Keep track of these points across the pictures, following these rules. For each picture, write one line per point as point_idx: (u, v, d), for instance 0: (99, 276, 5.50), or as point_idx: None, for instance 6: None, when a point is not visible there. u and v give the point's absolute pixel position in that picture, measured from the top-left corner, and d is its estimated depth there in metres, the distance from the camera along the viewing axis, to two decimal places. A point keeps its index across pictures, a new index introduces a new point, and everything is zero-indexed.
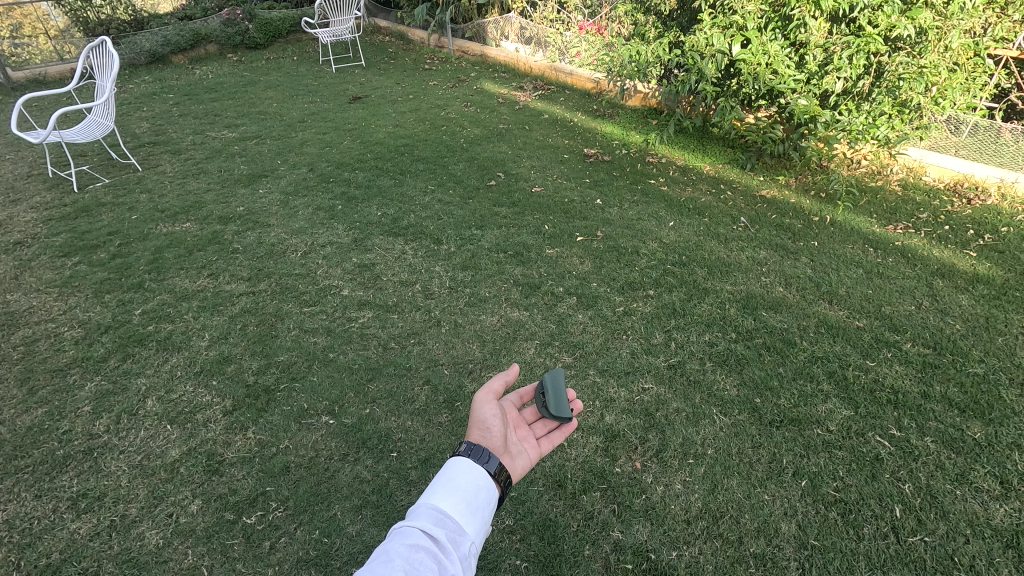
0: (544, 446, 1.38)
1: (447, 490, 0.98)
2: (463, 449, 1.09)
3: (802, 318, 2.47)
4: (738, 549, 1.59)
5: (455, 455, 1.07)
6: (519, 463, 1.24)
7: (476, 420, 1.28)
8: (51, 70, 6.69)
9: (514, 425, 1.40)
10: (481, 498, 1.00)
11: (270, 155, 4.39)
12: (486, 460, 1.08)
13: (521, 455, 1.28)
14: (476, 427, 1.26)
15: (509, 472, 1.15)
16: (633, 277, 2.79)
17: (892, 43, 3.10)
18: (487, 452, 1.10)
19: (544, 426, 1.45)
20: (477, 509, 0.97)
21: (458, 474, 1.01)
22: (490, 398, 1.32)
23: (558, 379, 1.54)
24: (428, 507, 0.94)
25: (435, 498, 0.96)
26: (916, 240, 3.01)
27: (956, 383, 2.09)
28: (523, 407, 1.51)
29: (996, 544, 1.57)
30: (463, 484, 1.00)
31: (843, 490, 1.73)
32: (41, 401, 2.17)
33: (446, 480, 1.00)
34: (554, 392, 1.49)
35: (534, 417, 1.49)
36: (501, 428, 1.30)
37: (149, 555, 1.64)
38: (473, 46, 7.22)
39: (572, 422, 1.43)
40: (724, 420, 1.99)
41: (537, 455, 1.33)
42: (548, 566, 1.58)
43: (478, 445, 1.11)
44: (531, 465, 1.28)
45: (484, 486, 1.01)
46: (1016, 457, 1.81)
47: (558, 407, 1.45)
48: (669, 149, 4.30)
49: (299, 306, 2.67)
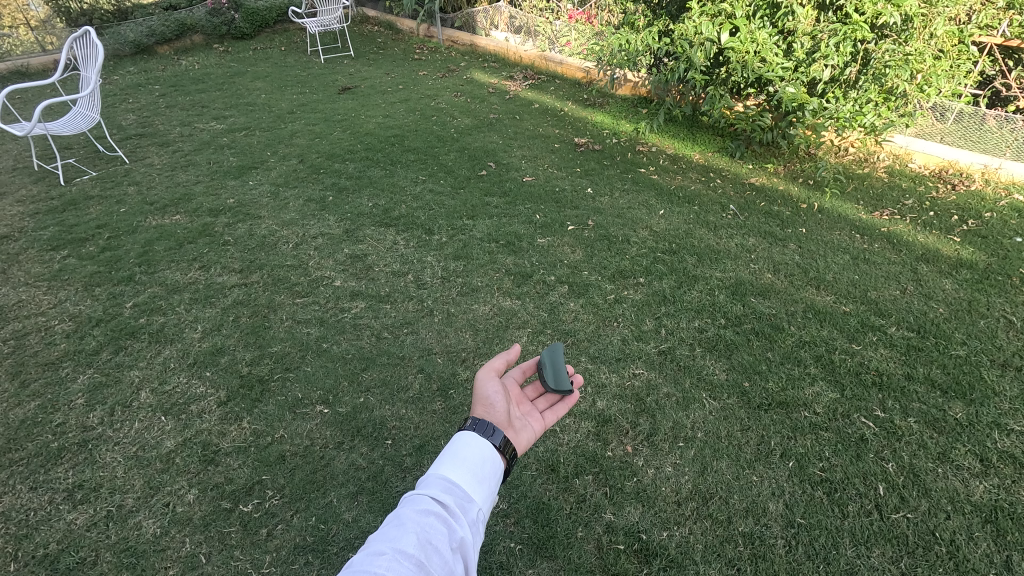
0: (549, 419, 1.38)
1: (454, 460, 0.96)
2: (467, 424, 1.06)
3: (789, 304, 2.50)
4: (727, 528, 1.63)
5: (460, 429, 1.04)
6: (524, 436, 1.24)
7: (479, 397, 1.26)
8: (34, 62, 6.56)
9: (517, 401, 1.40)
10: (488, 468, 0.98)
11: (259, 147, 4.38)
12: (491, 433, 1.05)
13: (525, 428, 1.27)
14: (480, 404, 1.24)
15: (514, 445, 1.13)
16: (624, 265, 2.82)
17: (879, 31, 3.14)
18: (491, 426, 1.07)
19: (546, 400, 1.45)
20: (484, 478, 0.95)
21: (464, 445, 0.99)
22: (491, 375, 1.31)
23: (557, 353, 1.55)
24: (436, 475, 0.93)
25: (443, 467, 0.94)
26: (902, 226, 3.05)
27: (939, 365, 2.13)
28: (525, 385, 1.51)
29: (976, 519, 1.62)
30: (469, 455, 0.97)
31: (829, 470, 1.77)
32: (33, 394, 2.17)
33: (453, 452, 0.98)
34: (553, 367, 1.50)
35: (536, 394, 1.49)
36: (504, 404, 1.29)
37: (147, 544, 1.66)
38: (462, 35, 7.19)
39: (573, 393, 1.44)
40: (714, 404, 2.02)
41: (543, 428, 1.32)
42: (542, 548, 1.61)
43: (481, 420, 1.08)
44: (537, 437, 1.28)
45: (491, 458, 0.99)
46: (996, 435, 1.86)
47: (558, 380, 1.46)
48: (659, 138, 4.32)
49: (292, 297, 2.68)
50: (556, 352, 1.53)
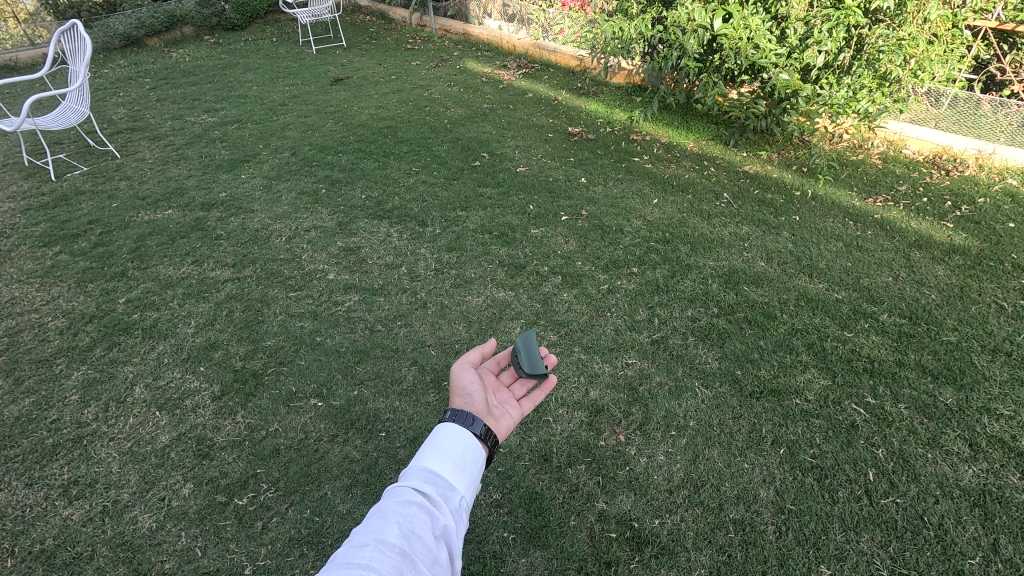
0: (526, 406, 1.35)
1: (438, 451, 0.95)
2: (447, 414, 1.06)
3: (782, 292, 2.51)
4: (718, 516, 1.64)
5: (441, 421, 1.03)
6: (504, 423, 1.23)
7: (456, 388, 1.26)
8: (23, 56, 6.56)
9: (494, 389, 1.38)
10: (470, 457, 0.97)
11: (251, 140, 4.36)
12: (471, 422, 1.04)
13: (504, 416, 1.26)
14: (457, 395, 1.24)
15: (495, 434, 1.12)
16: (618, 254, 2.82)
17: (872, 16, 3.16)
18: (472, 415, 1.07)
19: (523, 386, 1.44)
20: (467, 467, 0.95)
21: (445, 437, 0.98)
22: (467, 366, 1.32)
23: (530, 340, 1.51)
24: (417, 466, 0.92)
25: (424, 458, 0.94)
26: (894, 213, 3.06)
27: (930, 351, 2.15)
28: (501, 373, 1.50)
29: (964, 503, 1.63)
30: (450, 446, 0.97)
31: (820, 456, 1.79)
32: (27, 391, 2.17)
33: (434, 443, 0.97)
34: (527, 353, 1.47)
35: (512, 379, 1.47)
36: (481, 394, 1.28)
37: (143, 538, 1.66)
38: (456, 24, 7.14)
39: (551, 379, 1.41)
40: (705, 392, 2.03)
41: (520, 414, 1.31)
42: (535, 537, 1.62)
43: (460, 411, 1.07)
44: (516, 423, 1.27)
45: (473, 447, 0.99)
46: (985, 420, 1.87)
47: (533, 365, 1.44)
48: (653, 127, 4.31)
49: (285, 291, 2.67)
50: (530, 338, 1.51)
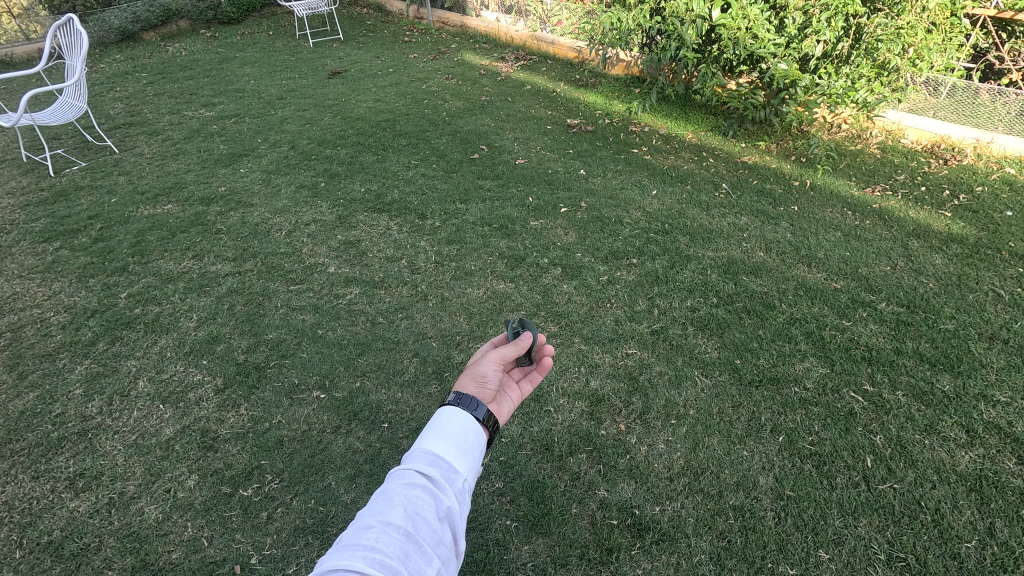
0: (524, 387, 1.35)
1: (441, 433, 0.96)
2: (451, 397, 1.05)
3: (781, 282, 2.52)
4: (718, 502, 1.66)
5: (443, 403, 1.03)
6: (505, 407, 1.21)
7: (473, 371, 1.18)
8: (18, 51, 6.54)
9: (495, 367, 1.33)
10: (472, 439, 0.98)
11: (249, 134, 4.36)
12: (474, 406, 1.04)
13: (506, 400, 1.23)
14: (472, 378, 1.17)
15: (496, 417, 1.11)
16: (617, 246, 2.83)
17: (871, 5, 3.14)
18: (475, 399, 1.06)
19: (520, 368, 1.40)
20: (469, 450, 0.96)
21: (447, 419, 0.99)
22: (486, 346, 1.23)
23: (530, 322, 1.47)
24: (420, 449, 0.93)
25: (426, 441, 0.94)
26: (893, 202, 3.07)
27: (928, 339, 2.16)
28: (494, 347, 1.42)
29: (961, 488, 1.65)
30: (453, 428, 0.97)
31: (819, 443, 1.81)
32: (31, 385, 2.19)
33: (436, 425, 0.97)
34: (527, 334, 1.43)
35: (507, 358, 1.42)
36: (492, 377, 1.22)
37: (149, 529, 1.68)
38: (453, 16, 7.11)
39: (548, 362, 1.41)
40: (705, 382, 2.05)
41: (520, 397, 1.29)
42: (537, 524, 1.64)
43: (464, 394, 1.07)
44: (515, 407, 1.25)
45: (474, 430, 0.99)
46: (982, 406, 1.89)
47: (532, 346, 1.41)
48: (652, 118, 4.32)
49: (286, 285, 2.69)
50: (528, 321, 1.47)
